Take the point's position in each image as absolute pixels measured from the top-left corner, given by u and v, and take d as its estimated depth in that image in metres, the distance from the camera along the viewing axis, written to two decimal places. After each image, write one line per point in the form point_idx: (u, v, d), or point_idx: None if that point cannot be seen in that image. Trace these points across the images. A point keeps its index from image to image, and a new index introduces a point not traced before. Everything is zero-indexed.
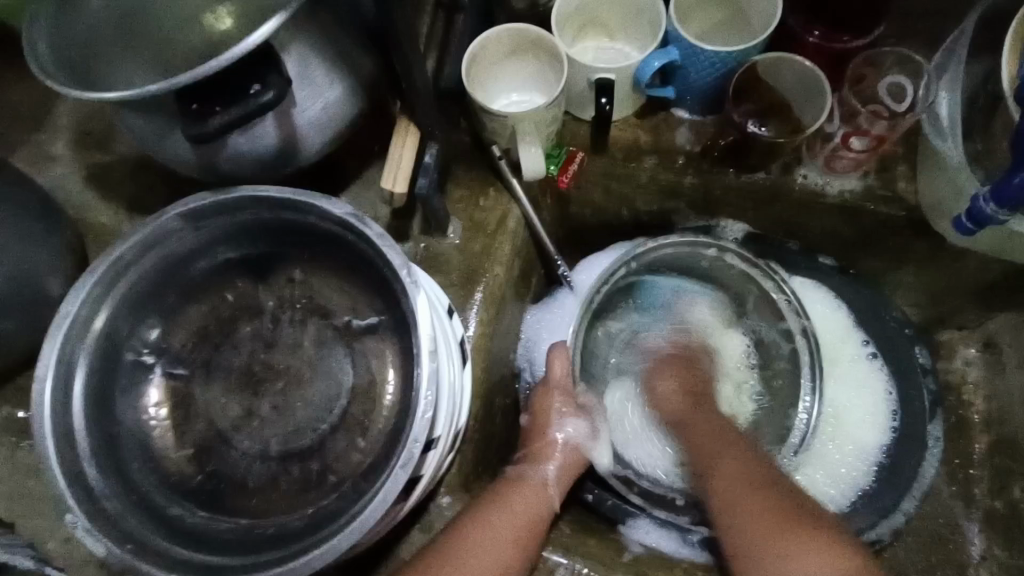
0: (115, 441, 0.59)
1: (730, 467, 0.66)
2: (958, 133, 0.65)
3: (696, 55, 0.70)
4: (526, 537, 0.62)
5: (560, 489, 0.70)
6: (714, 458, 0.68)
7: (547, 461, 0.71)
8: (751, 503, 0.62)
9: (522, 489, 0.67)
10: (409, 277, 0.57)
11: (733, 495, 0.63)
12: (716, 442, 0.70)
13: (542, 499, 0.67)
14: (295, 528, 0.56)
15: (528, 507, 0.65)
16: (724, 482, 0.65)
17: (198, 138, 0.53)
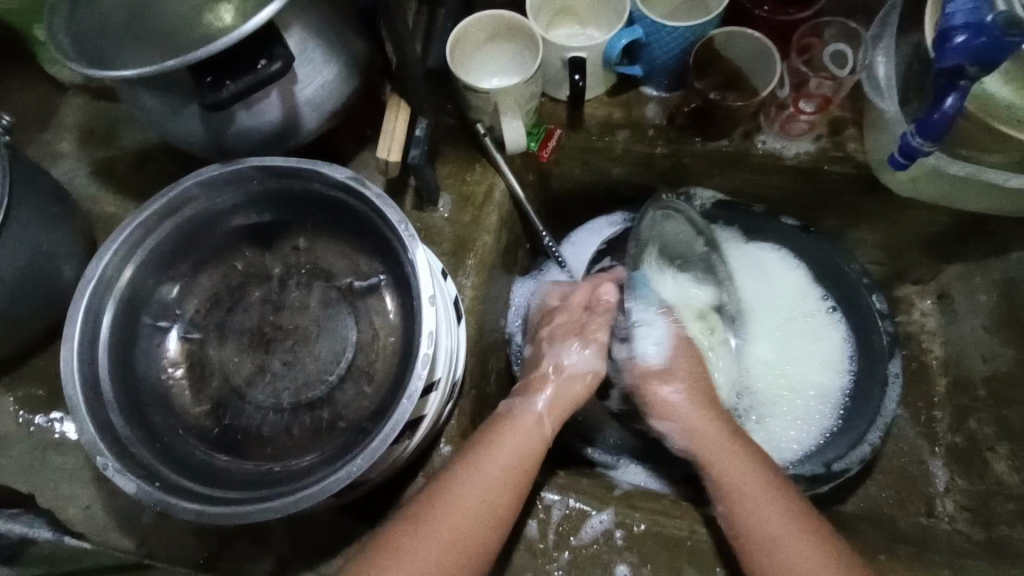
0: (138, 395, 0.63)
1: (748, 484, 0.63)
2: (893, 90, 0.72)
3: (658, 32, 0.77)
4: (520, 477, 0.64)
5: (553, 420, 0.70)
6: (727, 468, 0.64)
7: (538, 392, 0.72)
8: (769, 525, 0.60)
9: (512, 422, 0.69)
10: (407, 232, 0.62)
11: (748, 513, 0.61)
12: (731, 450, 0.66)
13: (530, 430, 0.68)
14: (310, 465, 0.61)
15: (519, 446, 0.66)
16: (737, 498, 0.62)
17: (214, 107, 0.59)
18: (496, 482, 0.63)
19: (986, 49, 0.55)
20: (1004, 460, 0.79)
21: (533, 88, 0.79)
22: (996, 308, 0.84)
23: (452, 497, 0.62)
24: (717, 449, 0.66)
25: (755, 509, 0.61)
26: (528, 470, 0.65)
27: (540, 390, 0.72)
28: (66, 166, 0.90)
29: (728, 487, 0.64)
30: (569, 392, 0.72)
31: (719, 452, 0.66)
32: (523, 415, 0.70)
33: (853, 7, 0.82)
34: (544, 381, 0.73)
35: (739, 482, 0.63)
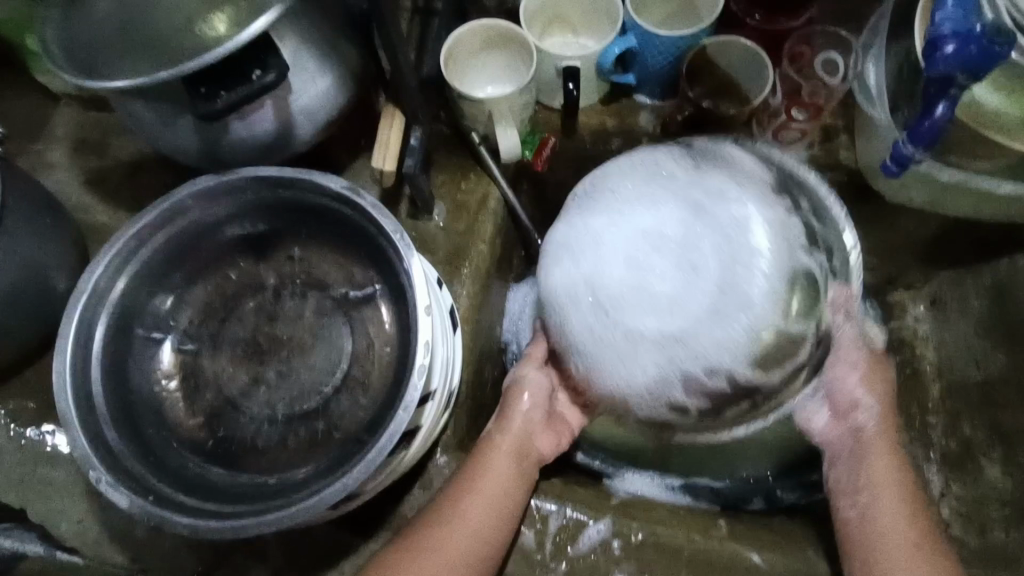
0: (130, 407, 0.63)
1: (885, 479, 0.65)
2: (884, 98, 0.72)
3: (651, 40, 0.77)
4: (504, 514, 0.64)
5: (509, 436, 0.69)
6: (877, 469, 0.65)
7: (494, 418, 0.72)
8: (896, 524, 0.62)
9: (488, 454, 0.67)
10: (403, 241, 0.62)
11: (880, 511, 0.63)
12: (887, 451, 0.66)
13: (510, 460, 0.67)
14: (305, 477, 0.61)
15: (494, 474, 0.66)
16: (877, 493, 0.64)
17: (208, 117, 0.59)
18: (488, 516, 0.63)
19: (975, 58, 0.55)
20: (998, 464, 0.79)
21: (526, 96, 0.79)
22: (987, 313, 0.84)
23: (447, 530, 0.62)
24: (870, 451, 0.67)
25: (880, 505, 0.63)
26: (513, 500, 0.66)
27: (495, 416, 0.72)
28: (59, 177, 0.89)
29: (874, 489, 0.64)
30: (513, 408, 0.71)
31: (884, 455, 0.66)
32: (494, 441, 0.69)
33: (843, 15, 0.82)
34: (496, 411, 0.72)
35: (885, 480, 0.65)
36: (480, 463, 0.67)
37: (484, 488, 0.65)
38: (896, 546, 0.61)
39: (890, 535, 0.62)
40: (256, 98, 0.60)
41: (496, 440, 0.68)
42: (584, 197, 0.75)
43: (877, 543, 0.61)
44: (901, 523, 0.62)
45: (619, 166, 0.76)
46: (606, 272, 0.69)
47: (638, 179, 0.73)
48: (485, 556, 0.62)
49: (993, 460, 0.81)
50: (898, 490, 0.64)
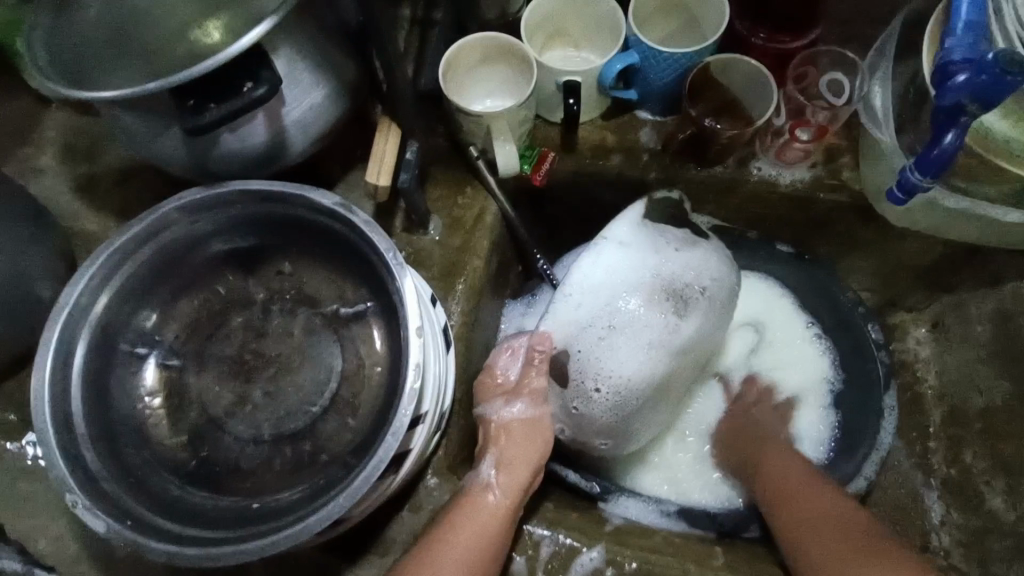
0: (111, 425, 0.61)
1: (789, 473, 0.72)
2: (890, 123, 0.72)
3: (654, 58, 0.76)
4: (483, 559, 0.61)
5: (501, 489, 0.67)
6: (772, 463, 0.74)
7: (483, 462, 0.70)
8: (817, 508, 0.65)
9: (470, 500, 0.66)
10: (395, 260, 0.61)
11: (796, 503, 0.67)
12: (774, 449, 0.77)
13: (492, 508, 0.65)
14: (289, 502, 0.59)
15: (477, 524, 0.63)
16: (791, 488, 0.69)
17: (197, 130, 0.57)
18: (467, 561, 0.60)
19: (986, 87, 0.53)
20: (1000, 495, 0.78)
21: (526, 111, 0.78)
22: (991, 339, 0.83)
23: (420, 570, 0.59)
24: (778, 448, 0.77)
25: (801, 497, 0.68)
26: (492, 540, 0.62)
27: (484, 458, 0.70)
28: (47, 184, 0.88)
29: (790, 485, 0.70)
30: (515, 454, 0.70)
31: (751, 436, 0.81)
32: (480, 491, 0.67)
33: (850, 35, 0.81)
34: (487, 449, 0.71)
35: (799, 484, 0.70)
36: (460, 509, 0.65)
37: (462, 530, 0.62)
38: (819, 522, 0.63)
39: (808, 513, 0.65)
40: (248, 112, 0.58)
41: (486, 488, 0.67)
42: (607, 246, 0.71)
43: (800, 519, 0.65)
44: (822, 505, 0.65)
45: (700, 264, 0.74)
46: (619, 337, 0.69)
47: (689, 270, 0.72)
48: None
49: (994, 491, 0.79)
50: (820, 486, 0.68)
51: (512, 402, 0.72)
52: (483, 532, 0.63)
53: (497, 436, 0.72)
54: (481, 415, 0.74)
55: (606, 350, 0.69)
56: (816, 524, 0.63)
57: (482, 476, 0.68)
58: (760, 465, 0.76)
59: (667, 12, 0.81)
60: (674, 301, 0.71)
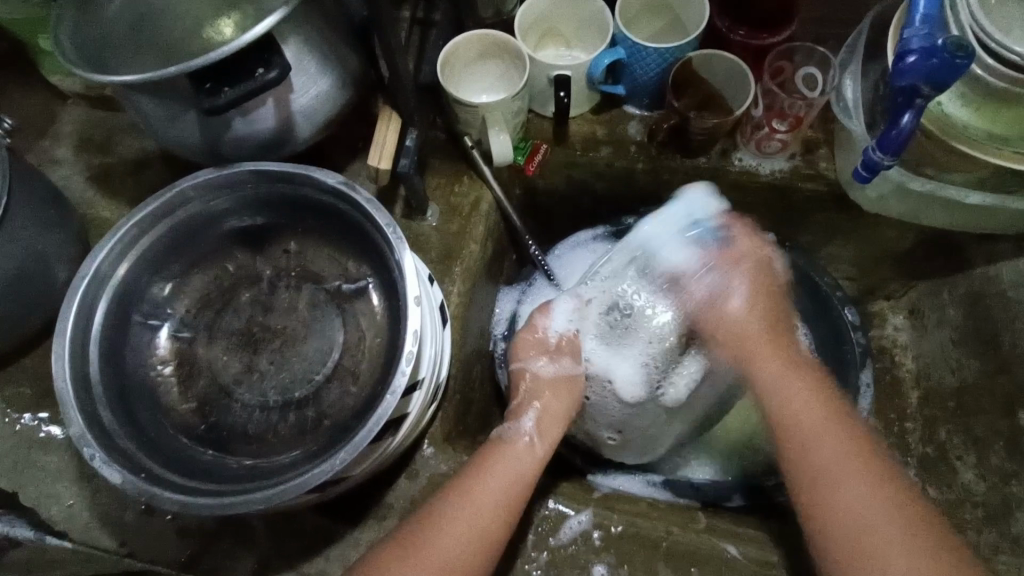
0: (125, 389, 0.65)
1: (805, 397, 0.67)
2: (860, 114, 0.76)
3: (640, 52, 0.81)
4: (514, 501, 0.64)
5: (543, 440, 0.71)
6: (797, 393, 0.67)
7: (524, 415, 0.73)
8: (831, 460, 0.61)
9: (503, 449, 0.69)
10: (395, 235, 0.65)
11: (812, 456, 0.62)
12: (779, 361, 0.71)
13: (527, 453, 0.69)
14: (294, 460, 0.63)
15: (510, 468, 0.66)
16: (807, 419, 0.65)
17: (212, 110, 0.62)
18: (494, 500, 0.63)
19: (938, 70, 0.58)
20: (972, 468, 0.81)
21: (519, 103, 0.82)
22: (963, 322, 0.87)
23: (452, 515, 0.62)
24: (780, 369, 0.70)
25: (819, 441, 0.63)
26: (525, 484, 0.66)
27: (526, 412, 0.73)
28: (64, 173, 0.92)
29: (807, 428, 0.64)
30: (552, 409, 0.74)
31: (758, 349, 0.72)
32: (517, 440, 0.70)
33: (824, 35, 0.86)
34: (528, 403, 0.74)
35: (818, 420, 0.65)
36: (488, 457, 0.67)
37: (495, 472, 0.65)
38: (845, 493, 0.59)
39: (853, 477, 0.60)
40: (259, 94, 0.63)
41: (522, 438, 0.70)
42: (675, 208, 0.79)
43: (823, 488, 0.60)
44: (846, 453, 0.62)
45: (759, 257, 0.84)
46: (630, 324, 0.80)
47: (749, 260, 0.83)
48: (491, 543, 0.62)
49: (965, 465, 0.82)
50: (840, 416, 0.65)
51: (541, 358, 0.78)
52: (513, 474, 0.66)
53: (539, 389, 0.75)
54: (520, 370, 0.77)
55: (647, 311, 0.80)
56: (843, 495, 0.59)
57: (523, 427, 0.72)
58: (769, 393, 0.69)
59: (653, 12, 0.86)
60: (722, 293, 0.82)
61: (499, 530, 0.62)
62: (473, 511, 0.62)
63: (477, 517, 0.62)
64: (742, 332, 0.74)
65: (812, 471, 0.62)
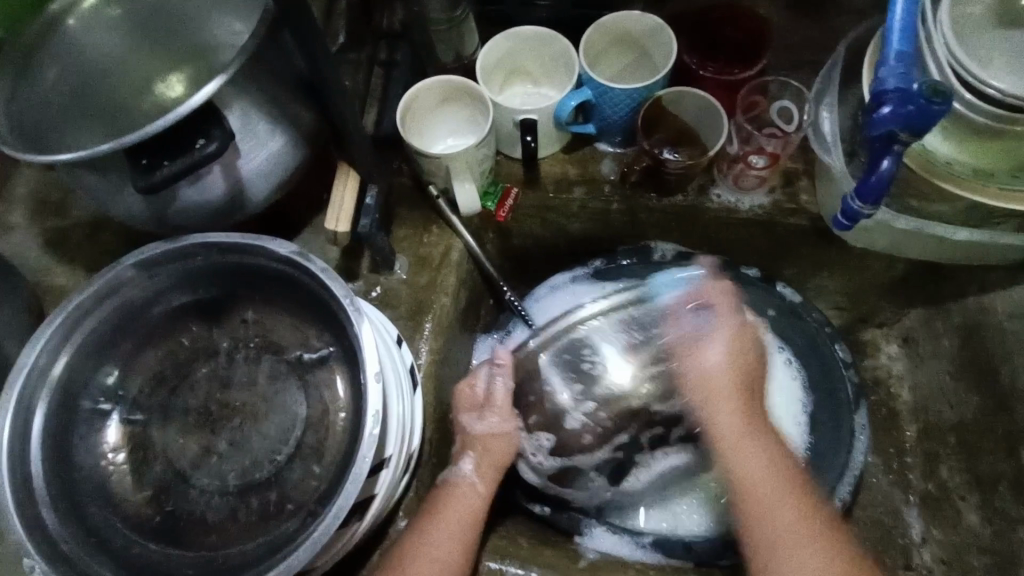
0: (74, 484, 0.61)
1: (756, 462, 0.63)
2: (839, 146, 0.73)
3: (607, 93, 0.77)
4: (465, 540, 0.64)
5: (485, 483, 0.69)
6: (765, 490, 0.61)
7: (462, 460, 0.70)
8: (787, 529, 0.59)
9: (447, 494, 0.67)
10: (353, 306, 0.61)
11: (770, 524, 0.60)
12: (745, 428, 0.64)
13: (469, 496, 0.67)
14: (253, 557, 0.59)
15: (461, 510, 0.66)
16: (758, 481, 0.62)
17: (150, 188, 0.58)
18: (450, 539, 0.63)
19: (913, 118, 0.56)
20: (976, 510, 0.77)
21: (484, 150, 0.79)
22: (959, 353, 0.83)
23: (421, 551, 0.62)
24: (741, 433, 0.64)
25: (766, 515, 0.60)
26: (478, 517, 0.66)
27: (463, 457, 0.70)
28: (18, 239, 0.88)
29: (758, 498, 0.61)
30: (492, 453, 0.70)
31: (719, 419, 0.65)
32: (456, 484, 0.68)
33: (798, 63, 0.83)
34: (462, 451, 0.71)
35: (776, 488, 0.61)
36: (433, 505, 0.67)
37: (448, 513, 0.65)
38: (801, 558, 0.58)
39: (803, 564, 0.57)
40: (199, 167, 0.59)
41: (462, 475, 0.69)
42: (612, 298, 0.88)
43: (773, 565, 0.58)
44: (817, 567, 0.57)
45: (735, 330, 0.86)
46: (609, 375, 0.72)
47: None
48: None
49: (970, 505, 0.79)
50: (794, 489, 0.62)
51: (482, 417, 0.70)
52: (460, 514, 0.65)
53: (470, 442, 0.71)
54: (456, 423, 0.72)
55: (609, 359, 0.71)
56: None
57: (461, 472, 0.69)
58: (737, 472, 0.63)
59: (620, 48, 0.83)
60: (666, 391, 0.72)
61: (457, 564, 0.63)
62: (431, 549, 0.62)
63: (444, 551, 0.63)
64: (710, 383, 0.65)
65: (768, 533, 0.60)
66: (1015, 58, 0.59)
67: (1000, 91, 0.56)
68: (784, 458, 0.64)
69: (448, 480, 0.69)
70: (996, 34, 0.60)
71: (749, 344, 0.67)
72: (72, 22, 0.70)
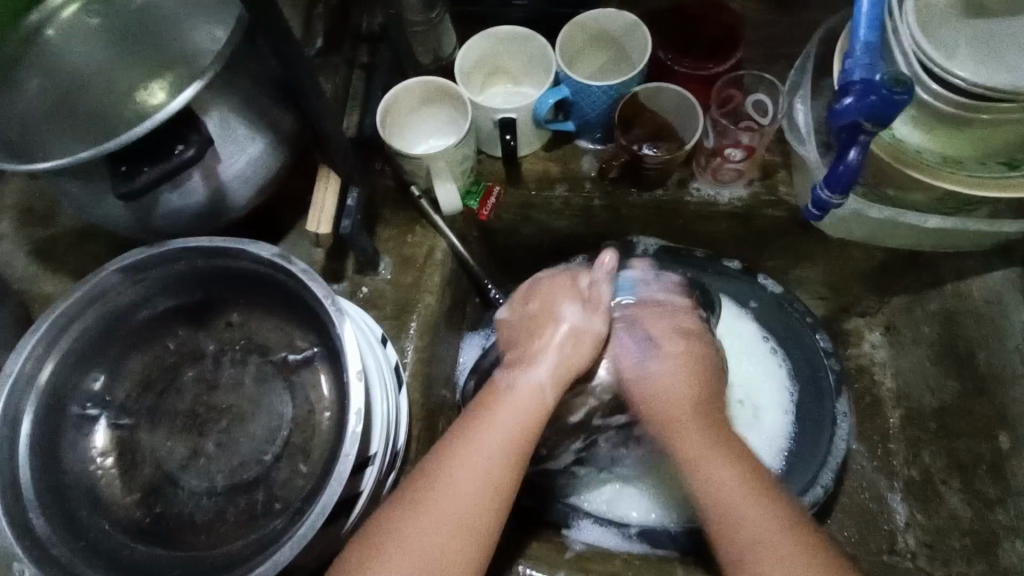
0: (63, 488, 0.62)
1: (723, 475, 0.56)
2: (812, 137, 0.74)
3: (585, 90, 0.78)
4: (521, 453, 0.57)
5: (557, 389, 0.62)
6: (730, 503, 0.55)
7: (538, 363, 0.63)
8: (760, 544, 0.52)
9: (504, 400, 0.60)
10: (334, 306, 0.62)
11: (744, 537, 0.53)
12: (697, 441, 0.59)
13: (527, 401, 0.60)
14: (241, 555, 0.60)
15: (516, 425, 0.58)
16: (720, 491, 0.56)
17: (130, 194, 0.59)
18: (488, 464, 0.56)
19: (877, 107, 0.57)
20: (957, 493, 0.78)
21: (465, 149, 0.80)
22: (939, 340, 0.84)
23: (441, 487, 0.54)
24: (688, 442, 0.59)
25: (747, 522, 0.53)
26: (525, 440, 0.58)
27: (536, 357, 0.63)
28: (5, 249, 0.89)
29: (728, 513, 0.55)
30: (576, 354, 0.64)
31: (671, 430, 0.60)
32: (514, 388, 0.61)
33: (773, 56, 0.84)
34: (542, 347, 0.64)
35: (744, 503, 0.55)
36: (486, 405, 0.60)
37: (487, 433, 0.58)
38: (769, 567, 0.51)
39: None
40: (178, 173, 0.60)
41: (531, 378, 0.62)
42: None
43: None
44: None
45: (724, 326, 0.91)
46: None
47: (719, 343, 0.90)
48: (487, 512, 0.54)
49: (951, 488, 0.80)
50: (769, 503, 0.55)
51: (570, 305, 0.67)
52: (504, 433, 0.58)
53: (566, 343, 0.64)
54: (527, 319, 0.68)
55: None
56: None
57: (527, 372, 0.62)
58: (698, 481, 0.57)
59: (596, 45, 0.84)
60: None
61: (504, 484, 0.55)
62: (458, 483, 0.54)
63: (485, 467, 0.55)
64: (663, 396, 0.63)
65: (744, 548, 0.53)
66: (980, 47, 0.60)
67: (965, 79, 0.58)
68: (754, 470, 0.57)
69: (508, 385, 0.62)
70: (960, 23, 0.61)
71: (702, 353, 0.66)
72: (51, 33, 0.72)
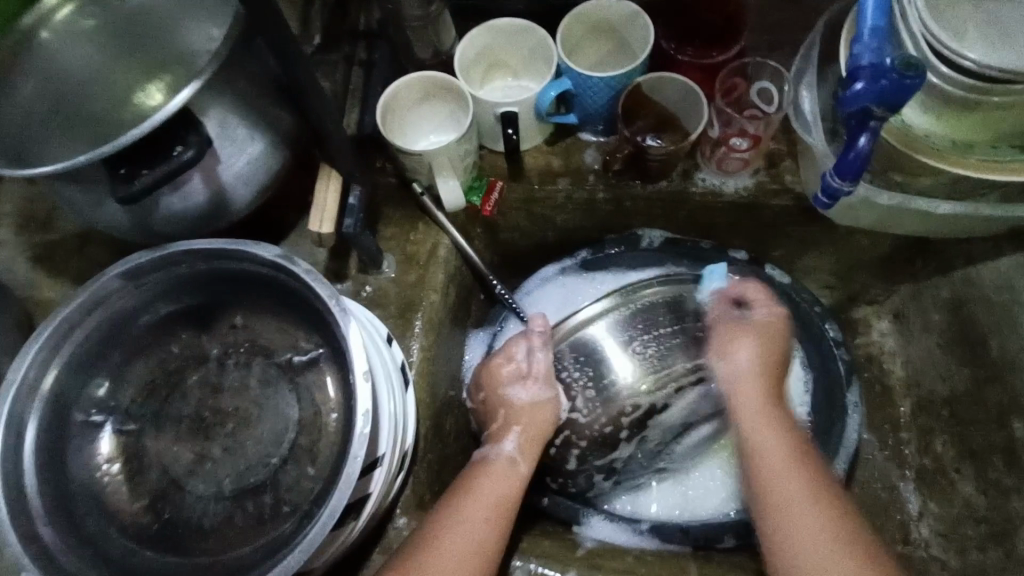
0: (69, 495, 0.61)
1: (773, 446, 0.64)
2: (819, 126, 0.73)
3: (586, 83, 0.77)
4: (503, 517, 0.63)
5: (526, 461, 0.69)
6: (767, 463, 0.62)
7: (506, 439, 0.71)
8: (789, 501, 0.59)
9: (484, 470, 0.67)
10: (338, 307, 0.61)
11: (774, 497, 0.60)
12: (767, 410, 0.67)
13: (505, 473, 0.67)
14: (251, 560, 0.59)
15: (494, 490, 0.65)
16: (768, 459, 0.63)
17: (129, 198, 0.58)
18: (473, 531, 0.60)
19: (889, 92, 0.56)
20: (971, 482, 0.78)
21: (466, 145, 0.78)
22: (949, 328, 0.83)
23: (441, 542, 0.59)
24: (757, 407, 0.67)
25: (782, 482, 0.61)
26: (506, 506, 0.64)
27: (505, 436, 0.71)
28: (5, 256, 0.88)
29: (786, 493, 0.60)
30: (535, 426, 0.72)
31: (747, 405, 0.68)
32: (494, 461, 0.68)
33: (776, 44, 0.83)
34: (506, 428, 0.72)
35: (781, 466, 0.62)
36: (471, 478, 0.66)
37: (476, 493, 0.64)
38: (790, 525, 0.58)
39: (806, 533, 0.57)
40: (178, 175, 0.59)
41: (505, 452, 0.69)
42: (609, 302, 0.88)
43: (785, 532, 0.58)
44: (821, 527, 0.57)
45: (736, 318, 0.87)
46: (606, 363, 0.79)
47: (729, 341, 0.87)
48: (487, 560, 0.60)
49: (964, 477, 0.79)
50: (805, 464, 0.62)
51: (524, 384, 0.74)
52: (493, 492, 0.65)
53: (516, 416, 0.73)
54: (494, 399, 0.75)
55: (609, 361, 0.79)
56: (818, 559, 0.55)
57: (500, 450, 0.70)
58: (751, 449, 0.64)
59: (597, 36, 0.82)
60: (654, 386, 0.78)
61: (495, 541, 0.61)
62: (458, 535, 0.60)
63: (472, 531, 0.60)
64: (738, 374, 0.70)
65: (772, 502, 0.60)
66: (988, 29, 0.58)
67: (976, 61, 0.56)
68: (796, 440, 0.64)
69: (483, 458, 0.69)
70: (969, 4, 0.60)
71: (777, 334, 0.72)
72: (45, 34, 0.70)
